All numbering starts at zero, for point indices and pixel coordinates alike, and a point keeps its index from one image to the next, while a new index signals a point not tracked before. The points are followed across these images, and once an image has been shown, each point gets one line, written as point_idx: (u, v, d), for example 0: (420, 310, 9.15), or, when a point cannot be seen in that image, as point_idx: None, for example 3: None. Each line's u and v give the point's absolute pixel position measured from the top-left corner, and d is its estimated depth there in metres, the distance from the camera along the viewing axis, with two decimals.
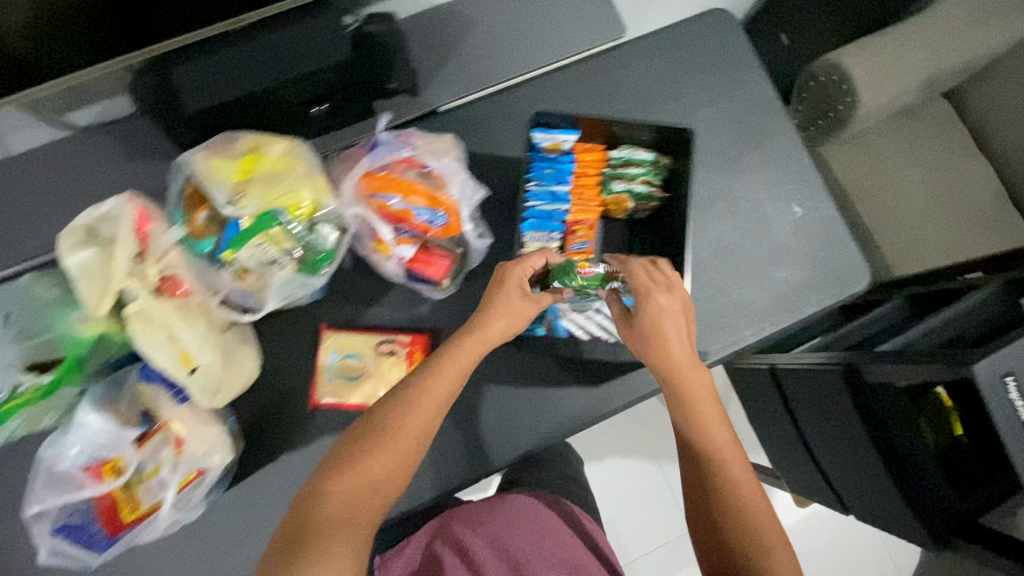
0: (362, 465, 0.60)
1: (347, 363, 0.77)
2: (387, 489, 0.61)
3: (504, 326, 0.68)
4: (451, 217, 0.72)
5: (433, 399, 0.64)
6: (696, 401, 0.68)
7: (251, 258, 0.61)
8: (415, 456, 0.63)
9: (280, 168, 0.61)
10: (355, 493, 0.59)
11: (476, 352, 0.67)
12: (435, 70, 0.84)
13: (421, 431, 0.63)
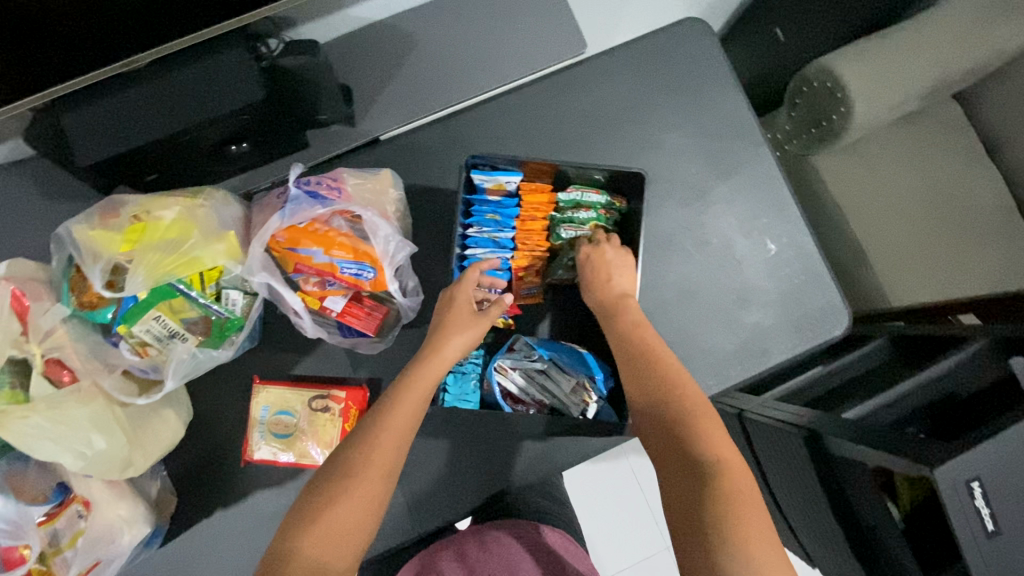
0: (323, 515, 0.52)
1: (279, 419, 0.72)
2: (356, 538, 0.52)
3: (463, 339, 0.63)
4: (379, 274, 0.66)
5: (391, 429, 0.57)
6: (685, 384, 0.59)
7: (147, 332, 0.57)
8: (386, 496, 0.55)
9: (175, 234, 0.57)
10: (326, 546, 0.51)
11: (438, 372, 0.61)
12: (372, 97, 0.78)
13: (385, 467, 0.55)
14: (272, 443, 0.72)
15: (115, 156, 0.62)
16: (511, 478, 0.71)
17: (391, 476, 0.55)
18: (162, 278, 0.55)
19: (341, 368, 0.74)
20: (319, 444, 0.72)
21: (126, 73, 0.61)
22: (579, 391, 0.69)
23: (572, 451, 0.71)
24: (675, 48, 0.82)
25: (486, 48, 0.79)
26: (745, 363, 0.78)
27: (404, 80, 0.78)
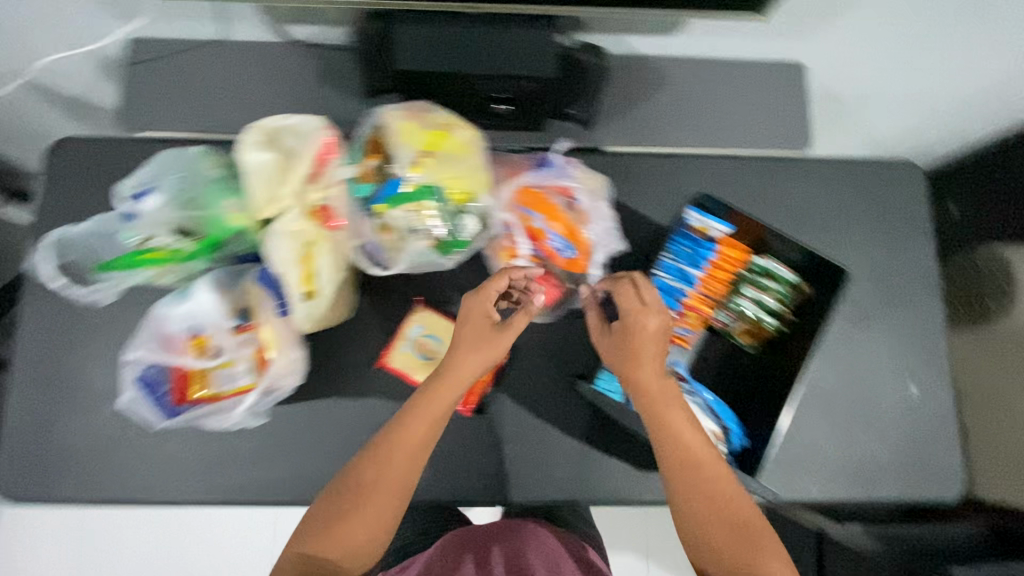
0: (325, 525, 0.60)
1: (425, 342, 0.76)
2: (361, 544, 0.60)
3: (477, 365, 0.63)
4: (582, 256, 0.71)
5: (383, 454, 0.61)
6: (705, 468, 0.62)
7: (400, 218, 0.64)
8: (395, 510, 0.62)
9: (458, 153, 0.65)
10: (341, 552, 0.60)
11: (448, 397, 0.63)
12: (613, 113, 0.86)
13: (379, 487, 0.61)
14: (413, 361, 0.75)
15: (421, 73, 0.71)
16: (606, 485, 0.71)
17: (387, 497, 0.61)
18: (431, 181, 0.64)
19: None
20: None
21: (462, 14, 0.70)
22: (706, 438, 0.70)
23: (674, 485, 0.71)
24: (889, 180, 0.87)
25: (725, 114, 0.87)
26: (846, 483, 0.79)
27: (645, 111, 0.86)
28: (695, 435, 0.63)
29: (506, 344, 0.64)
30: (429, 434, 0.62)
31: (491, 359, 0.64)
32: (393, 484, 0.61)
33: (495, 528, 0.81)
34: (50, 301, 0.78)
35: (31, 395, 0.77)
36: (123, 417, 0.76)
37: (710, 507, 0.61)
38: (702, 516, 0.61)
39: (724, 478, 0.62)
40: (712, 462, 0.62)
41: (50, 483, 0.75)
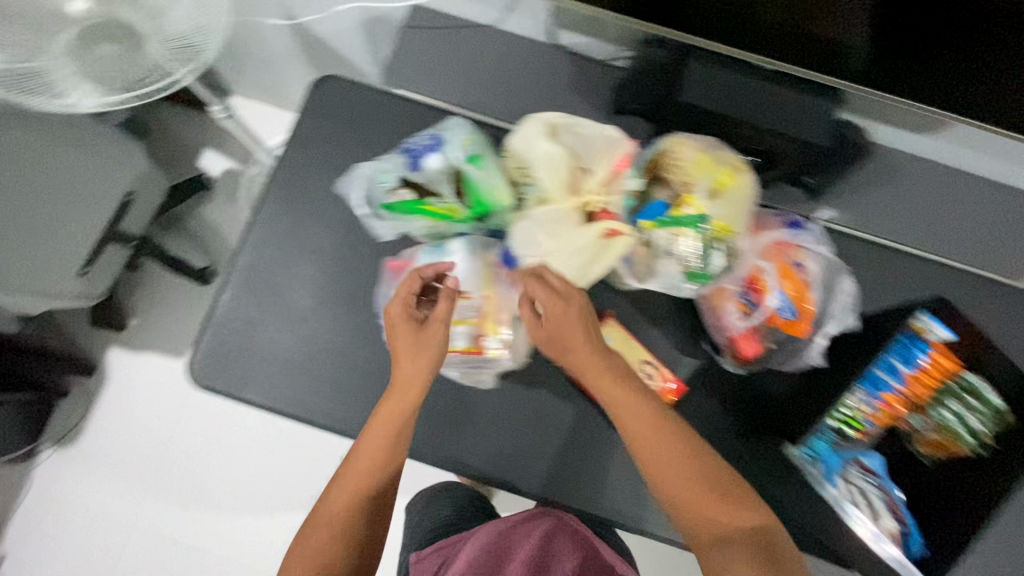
0: (321, 538, 0.64)
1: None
2: (355, 534, 0.64)
3: (422, 363, 0.66)
4: (803, 323, 0.71)
5: (355, 467, 0.66)
6: (669, 458, 0.61)
7: (659, 240, 0.65)
8: (361, 526, 0.65)
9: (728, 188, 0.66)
10: (318, 569, 0.63)
11: (409, 401, 0.66)
12: (847, 191, 0.84)
13: (360, 492, 0.66)
14: None
15: (703, 112, 0.76)
16: None
17: (360, 496, 0.66)
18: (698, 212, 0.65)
19: (680, 359, 0.79)
20: None
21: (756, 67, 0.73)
22: (891, 538, 0.70)
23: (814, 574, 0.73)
24: None
25: (961, 224, 0.84)
26: None
27: (879, 198, 0.84)
28: (636, 397, 0.63)
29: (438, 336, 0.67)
30: (396, 437, 0.66)
31: (433, 355, 0.67)
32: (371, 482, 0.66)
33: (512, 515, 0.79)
34: (284, 219, 0.85)
35: (243, 296, 0.83)
36: (319, 343, 0.81)
37: (688, 501, 0.60)
38: (685, 505, 0.59)
39: (687, 455, 0.61)
40: (671, 442, 0.61)
41: (238, 382, 0.80)
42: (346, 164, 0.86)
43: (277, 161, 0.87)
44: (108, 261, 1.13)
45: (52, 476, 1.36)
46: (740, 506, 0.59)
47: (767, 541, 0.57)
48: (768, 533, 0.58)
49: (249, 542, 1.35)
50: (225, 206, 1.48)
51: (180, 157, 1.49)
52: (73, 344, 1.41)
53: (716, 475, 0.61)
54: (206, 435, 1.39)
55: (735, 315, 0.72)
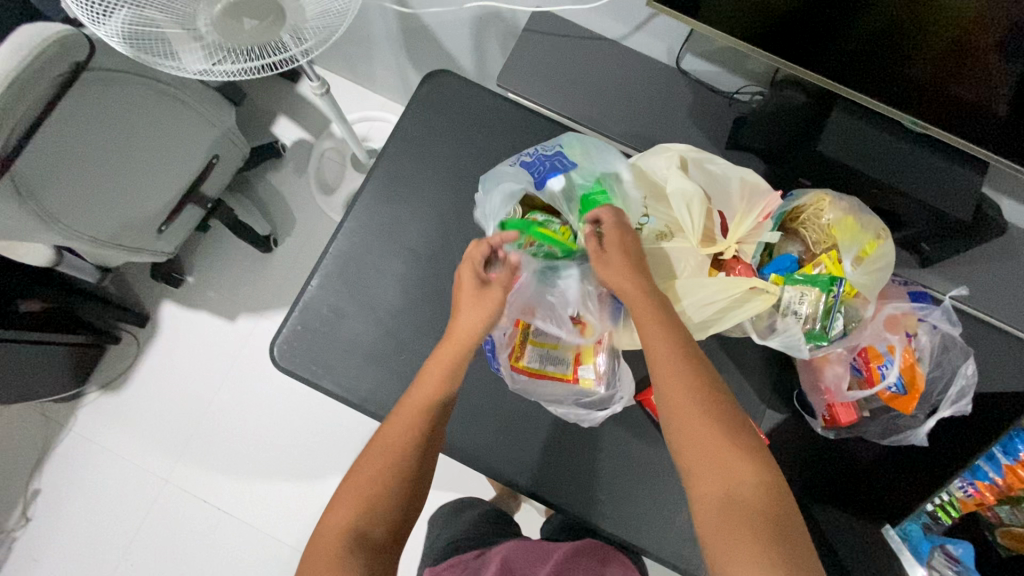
0: (375, 468, 0.59)
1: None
2: (399, 467, 0.59)
3: (479, 315, 0.65)
4: (913, 400, 0.67)
5: (409, 405, 0.62)
6: (681, 405, 0.58)
7: (787, 296, 0.63)
8: (395, 474, 0.59)
9: (868, 254, 0.62)
10: (347, 514, 0.57)
11: (456, 345, 0.65)
12: (973, 265, 0.78)
13: (410, 432, 0.61)
14: None
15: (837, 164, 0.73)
16: None
17: (411, 436, 0.60)
18: (836, 273, 0.62)
19: (765, 410, 0.77)
20: None
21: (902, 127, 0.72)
22: None
23: None
24: None
25: None
26: None
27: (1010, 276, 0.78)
28: (659, 334, 0.59)
29: (499, 298, 0.66)
30: (450, 378, 0.64)
31: (492, 314, 0.65)
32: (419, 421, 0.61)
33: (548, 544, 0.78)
34: (381, 210, 0.83)
35: (332, 283, 0.81)
36: (401, 340, 0.79)
37: (693, 453, 0.56)
38: (692, 458, 0.56)
39: (698, 401, 0.57)
40: (688, 387, 0.58)
41: (317, 369, 0.79)
42: (449, 163, 0.85)
43: (380, 150, 0.85)
44: (185, 219, 1.13)
45: (95, 418, 1.38)
46: (752, 465, 0.54)
47: (781, 512, 0.52)
48: (784, 503, 0.53)
49: (272, 515, 1.33)
50: (293, 177, 1.47)
51: (258, 121, 1.49)
52: (129, 292, 1.42)
53: (738, 432, 0.57)
54: (245, 399, 1.39)
55: (843, 380, 0.69)
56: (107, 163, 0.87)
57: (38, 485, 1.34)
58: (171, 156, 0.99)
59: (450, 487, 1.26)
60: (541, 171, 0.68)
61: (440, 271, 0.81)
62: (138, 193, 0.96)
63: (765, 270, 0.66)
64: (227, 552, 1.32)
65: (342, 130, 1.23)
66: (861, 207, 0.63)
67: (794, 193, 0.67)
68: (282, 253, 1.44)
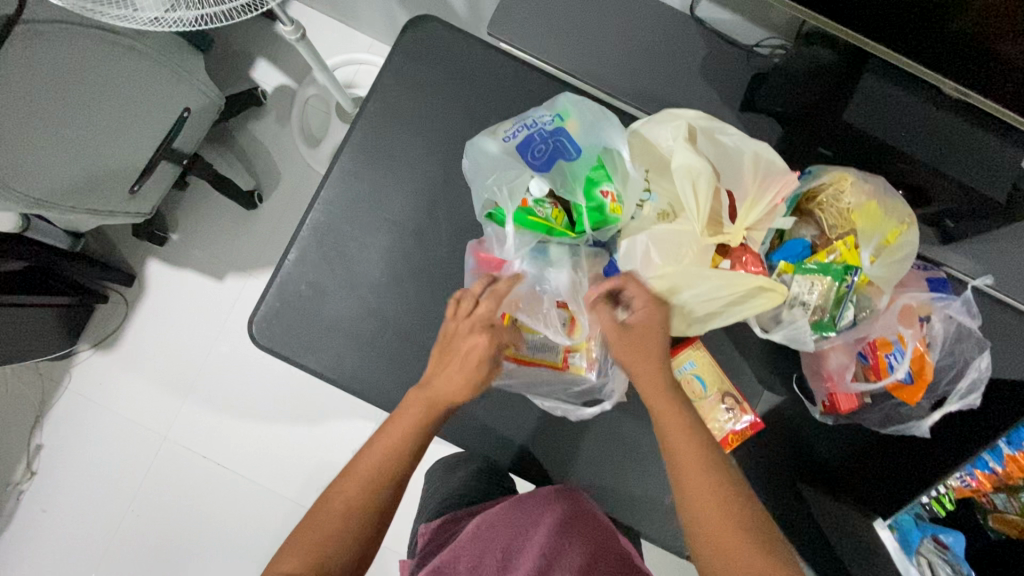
0: (332, 525, 0.58)
1: (690, 382, 0.73)
2: (364, 514, 0.59)
3: (465, 375, 0.62)
4: (919, 391, 0.64)
5: (372, 462, 0.61)
6: (700, 500, 0.55)
7: (796, 286, 0.58)
8: (359, 518, 0.59)
9: (891, 242, 0.57)
10: (303, 555, 0.57)
11: (436, 401, 0.62)
12: (1005, 243, 0.72)
13: (380, 476, 0.61)
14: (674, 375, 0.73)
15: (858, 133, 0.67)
16: None
17: (374, 498, 0.60)
18: (852, 263, 0.57)
19: (762, 393, 0.74)
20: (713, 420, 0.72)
21: (941, 93, 0.65)
22: None
23: None
24: None
25: None
26: None
27: None
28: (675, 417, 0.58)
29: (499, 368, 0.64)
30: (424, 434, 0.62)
31: (479, 362, 0.62)
32: (386, 484, 0.60)
33: (529, 505, 0.71)
34: (360, 178, 0.77)
35: (311, 257, 0.76)
36: (386, 318, 0.75)
37: (710, 552, 0.54)
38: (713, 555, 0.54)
39: (716, 496, 0.55)
40: (709, 483, 0.55)
41: (298, 347, 0.75)
42: (434, 125, 0.77)
43: (359, 109, 0.78)
44: (160, 177, 1.07)
45: (89, 376, 1.37)
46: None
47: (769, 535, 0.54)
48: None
49: (271, 470, 1.35)
50: (275, 127, 1.38)
51: (236, 65, 1.39)
52: (113, 250, 1.38)
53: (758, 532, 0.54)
54: (238, 357, 1.38)
55: (846, 370, 0.65)
56: (65, 120, 0.80)
57: (41, 440, 1.36)
58: (137, 109, 0.92)
59: (443, 447, 1.27)
60: (540, 153, 0.63)
61: (427, 245, 0.76)
62: (105, 152, 0.90)
63: (773, 257, 0.61)
64: (228, 505, 1.34)
65: (323, 78, 1.13)
66: (886, 189, 0.57)
67: (813, 169, 0.60)
68: (267, 210, 1.38)
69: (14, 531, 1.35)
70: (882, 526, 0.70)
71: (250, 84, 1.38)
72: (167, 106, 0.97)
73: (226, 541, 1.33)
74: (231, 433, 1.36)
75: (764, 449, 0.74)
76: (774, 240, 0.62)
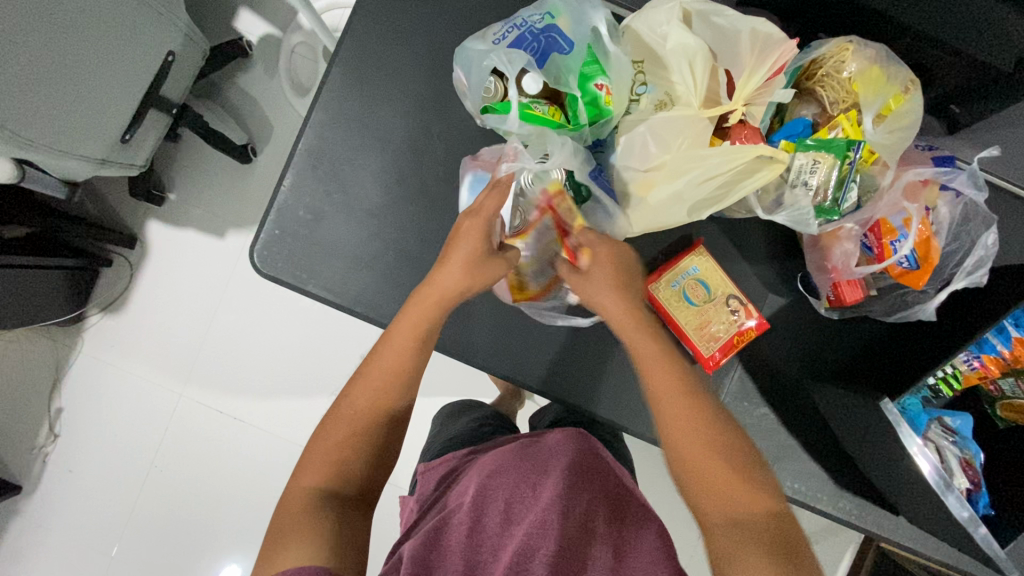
0: (341, 436, 0.62)
1: (694, 287, 0.72)
2: (364, 433, 0.62)
3: (454, 281, 0.64)
4: (924, 275, 0.64)
5: (373, 377, 0.64)
6: (697, 458, 0.59)
7: (798, 164, 0.58)
8: (360, 437, 0.62)
9: (888, 112, 0.57)
10: (313, 471, 0.60)
11: (426, 311, 0.64)
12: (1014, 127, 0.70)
13: (377, 396, 0.64)
14: (677, 278, 0.72)
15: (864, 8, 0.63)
16: (804, 487, 0.74)
17: (378, 408, 0.63)
18: (854, 137, 0.57)
19: (768, 295, 0.74)
20: (720, 324, 0.71)
21: None
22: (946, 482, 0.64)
23: (866, 510, 0.74)
24: None
25: None
26: None
27: None
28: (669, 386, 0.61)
29: (499, 274, 0.65)
30: (418, 346, 0.64)
31: (475, 275, 0.64)
32: (389, 394, 0.64)
33: (539, 449, 0.71)
34: (352, 98, 0.75)
35: (307, 183, 0.76)
36: (386, 240, 0.75)
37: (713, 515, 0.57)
38: (703, 484, 0.58)
39: (707, 441, 0.59)
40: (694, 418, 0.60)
41: (301, 274, 0.75)
42: (424, 40, 0.75)
43: (345, 26, 0.75)
44: (148, 126, 1.07)
45: (100, 339, 1.39)
46: (761, 498, 0.57)
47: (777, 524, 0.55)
48: (788, 528, 0.55)
49: (285, 421, 1.38)
50: (262, 79, 1.36)
51: (218, 16, 1.35)
52: (113, 213, 1.38)
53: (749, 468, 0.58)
54: (244, 313, 1.39)
55: (850, 255, 0.64)
56: (49, 57, 0.79)
57: (60, 404, 1.39)
58: (117, 50, 0.90)
59: (450, 390, 1.28)
60: (533, 50, 0.61)
61: (421, 164, 0.75)
62: (94, 97, 0.89)
63: (774, 137, 0.60)
64: (245, 457, 1.38)
65: (307, 17, 1.11)
66: (888, 54, 0.56)
67: (812, 44, 0.60)
68: (261, 165, 1.37)
69: (41, 493, 1.39)
70: (889, 406, 0.68)
71: (233, 35, 1.35)
72: (147, 46, 0.96)
73: (246, 491, 1.37)
74: (243, 386, 1.38)
75: (769, 349, 0.74)
76: (774, 122, 0.61)
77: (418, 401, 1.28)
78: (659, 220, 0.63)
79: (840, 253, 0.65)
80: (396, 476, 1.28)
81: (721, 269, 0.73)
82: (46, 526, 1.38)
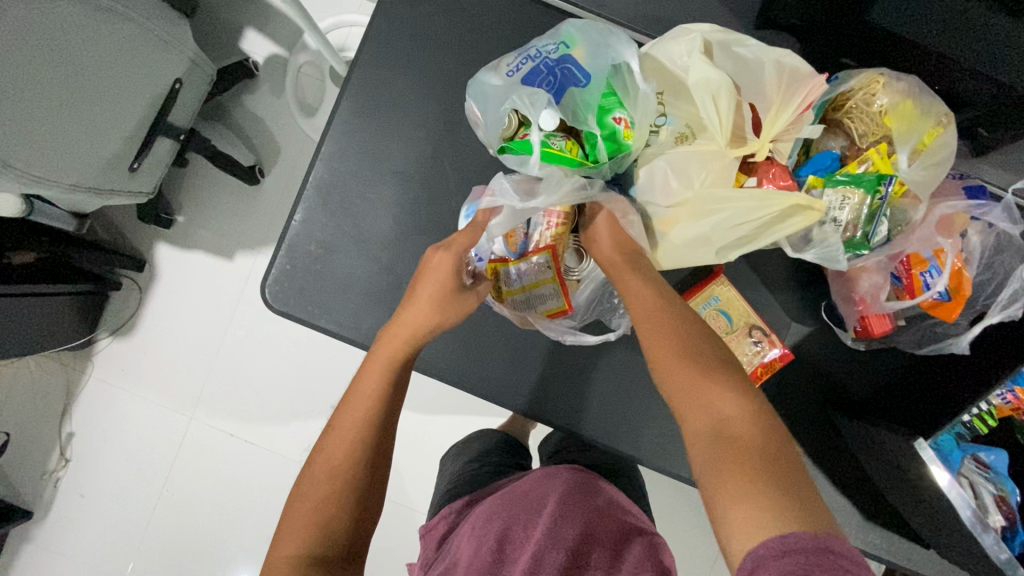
0: (322, 492, 0.59)
1: (715, 318, 0.70)
2: (343, 484, 0.59)
3: (424, 317, 0.62)
4: (957, 308, 0.61)
5: (348, 424, 0.61)
6: (670, 359, 0.53)
7: (827, 201, 0.56)
8: (338, 488, 0.59)
9: (926, 144, 0.56)
10: (294, 535, 0.58)
11: (396, 350, 0.62)
12: None
13: (356, 444, 0.60)
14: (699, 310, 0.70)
15: (889, 33, 0.61)
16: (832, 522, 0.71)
17: (356, 456, 0.60)
18: (885, 172, 0.56)
19: (791, 324, 0.72)
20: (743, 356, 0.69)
21: None
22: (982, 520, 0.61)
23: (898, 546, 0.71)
24: None
25: None
26: None
27: None
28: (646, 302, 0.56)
29: (469, 308, 0.64)
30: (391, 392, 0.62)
31: (447, 316, 0.63)
32: (367, 439, 0.60)
33: (527, 494, 0.69)
34: (362, 130, 0.74)
35: (317, 216, 0.74)
36: (398, 272, 0.74)
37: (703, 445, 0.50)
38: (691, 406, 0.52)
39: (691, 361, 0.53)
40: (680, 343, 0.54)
41: (313, 309, 0.74)
42: (434, 70, 0.73)
43: (354, 55, 0.74)
44: (156, 152, 1.06)
45: (110, 363, 1.39)
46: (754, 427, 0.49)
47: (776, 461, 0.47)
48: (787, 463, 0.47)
49: (295, 442, 1.37)
50: (269, 99, 1.35)
51: (224, 36, 1.35)
52: (121, 235, 1.37)
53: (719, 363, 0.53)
54: (254, 333, 1.38)
55: (880, 290, 0.62)
56: (57, 93, 0.78)
57: (70, 428, 1.38)
58: (125, 79, 0.90)
59: (462, 411, 1.26)
60: (548, 84, 0.59)
61: (433, 196, 0.73)
62: (101, 129, 0.89)
63: (800, 172, 0.59)
64: (255, 479, 1.36)
65: (313, 40, 1.10)
66: (920, 87, 0.56)
67: (841, 76, 0.59)
68: (269, 185, 1.36)
69: (53, 518, 1.38)
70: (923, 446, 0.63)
71: (239, 56, 1.34)
72: (155, 72, 0.95)
73: (256, 513, 1.36)
74: (253, 408, 1.37)
75: (793, 380, 0.72)
76: (800, 155, 0.60)
77: (429, 422, 1.26)
78: (688, 257, 0.62)
79: (871, 288, 0.62)
80: (407, 499, 1.26)
81: (743, 300, 0.71)
82: (58, 552, 1.38)
